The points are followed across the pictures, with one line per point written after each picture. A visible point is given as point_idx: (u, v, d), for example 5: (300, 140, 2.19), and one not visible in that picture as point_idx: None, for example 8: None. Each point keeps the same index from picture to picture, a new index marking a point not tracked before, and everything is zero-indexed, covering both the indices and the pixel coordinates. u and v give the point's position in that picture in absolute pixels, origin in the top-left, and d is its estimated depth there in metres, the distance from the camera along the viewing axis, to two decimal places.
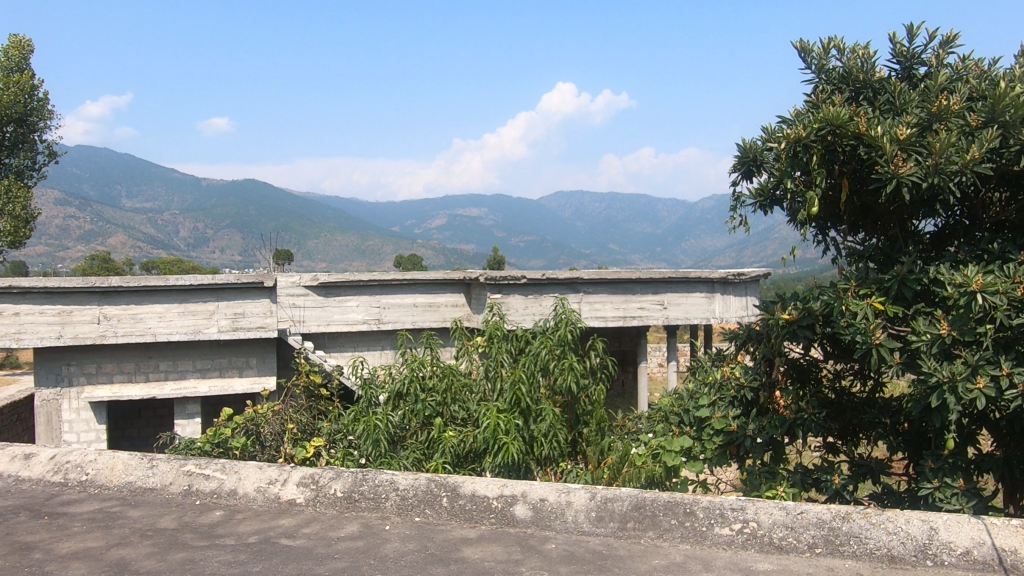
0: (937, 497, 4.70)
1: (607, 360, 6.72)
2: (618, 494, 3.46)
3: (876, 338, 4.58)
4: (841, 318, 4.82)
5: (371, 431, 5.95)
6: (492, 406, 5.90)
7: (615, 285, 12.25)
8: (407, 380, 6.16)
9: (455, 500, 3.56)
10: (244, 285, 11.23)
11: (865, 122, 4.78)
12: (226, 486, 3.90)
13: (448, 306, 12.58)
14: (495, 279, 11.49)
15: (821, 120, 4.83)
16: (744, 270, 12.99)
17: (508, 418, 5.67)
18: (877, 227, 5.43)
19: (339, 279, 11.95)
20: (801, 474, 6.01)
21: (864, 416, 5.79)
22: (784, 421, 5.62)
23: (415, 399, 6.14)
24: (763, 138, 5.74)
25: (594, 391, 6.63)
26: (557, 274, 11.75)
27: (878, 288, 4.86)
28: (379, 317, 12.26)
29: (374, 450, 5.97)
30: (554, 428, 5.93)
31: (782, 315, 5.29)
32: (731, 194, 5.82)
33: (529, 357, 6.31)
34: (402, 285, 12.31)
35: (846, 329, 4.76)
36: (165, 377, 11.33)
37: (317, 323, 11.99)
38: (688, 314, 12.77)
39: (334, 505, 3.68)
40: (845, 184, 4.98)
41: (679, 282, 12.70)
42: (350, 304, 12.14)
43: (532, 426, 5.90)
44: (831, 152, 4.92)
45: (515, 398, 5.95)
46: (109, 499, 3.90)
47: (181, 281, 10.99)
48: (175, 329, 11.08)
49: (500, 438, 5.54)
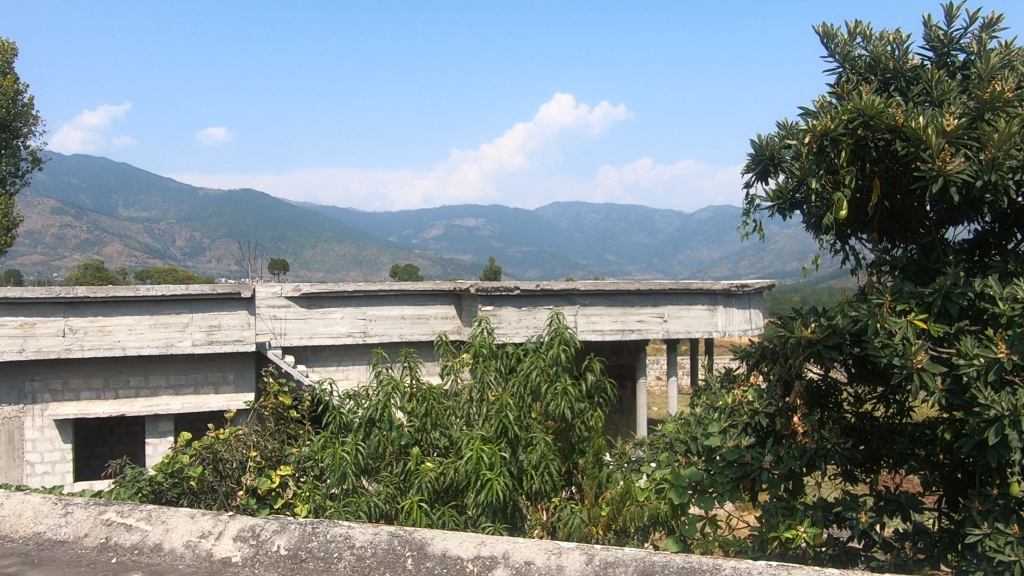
0: (989, 547, 4.07)
1: (605, 382, 6.05)
2: (620, 557, 2.82)
3: (917, 360, 3.98)
4: (875, 337, 4.18)
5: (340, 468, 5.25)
6: (474, 437, 5.20)
7: (613, 297, 11.63)
8: (381, 403, 5.47)
9: (421, 561, 2.91)
10: (221, 295, 10.68)
11: (902, 113, 4.19)
12: (150, 539, 3.22)
13: (437, 318, 11.99)
14: (486, 290, 10.83)
15: (852, 109, 4.24)
16: (748, 282, 12.41)
17: (492, 449, 5.01)
18: (909, 234, 4.85)
19: (322, 290, 11.30)
20: (821, 509, 5.34)
21: (894, 446, 5.18)
22: (804, 451, 5.00)
23: (390, 425, 5.47)
24: (781, 134, 5.16)
25: (590, 416, 5.89)
26: (552, 285, 11.16)
27: (917, 303, 4.24)
28: (365, 330, 11.62)
29: (342, 487, 5.28)
30: (545, 459, 5.28)
31: (803, 333, 4.70)
32: (744, 198, 5.24)
33: (518, 379, 5.66)
34: (388, 296, 11.70)
35: (881, 349, 4.15)
36: (136, 394, 10.65)
37: (299, 336, 11.30)
38: (689, 327, 12.14)
39: (275, 567, 3.02)
40: (877, 183, 4.38)
41: (680, 294, 12.08)
42: (334, 316, 11.49)
43: (521, 457, 5.26)
44: (862, 147, 4.33)
45: (501, 427, 5.25)
46: (9, 557, 3.24)
47: (152, 291, 10.35)
48: (146, 342, 10.42)
49: (484, 475, 4.85)
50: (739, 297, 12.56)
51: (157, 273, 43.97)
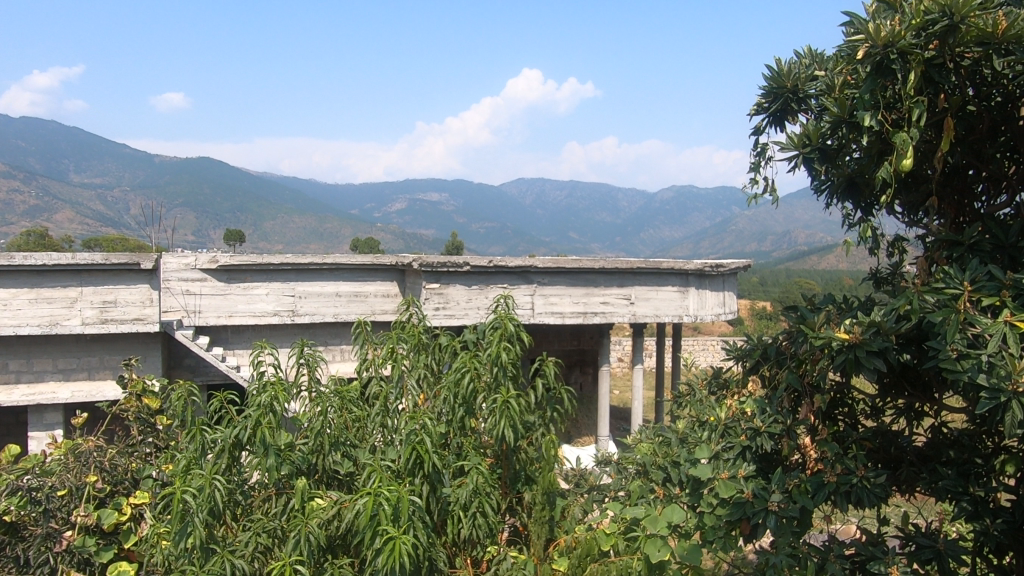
0: None
1: (562, 390, 4.56)
2: None
3: (1019, 382, 2.69)
4: (952, 345, 2.91)
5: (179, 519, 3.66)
6: (376, 471, 3.78)
7: (575, 275, 10.30)
8: (255, 416, 3.96)
9: None
10: (115, 266, 9.03)
11: (1006, 17, 2.87)
12: None
13: (377, 296, 10.53)
14: (431, 265, 9.41)
15: (930, 7, 2.90)
16: (723, 261, 11.17)
17: (401, 491, 3.54)
18: (969, 201, 3.63)
19: (243, 261, 9.75)
20: (837, 561, 4.09)
21: (938, 482, 3.95)
22: (821, 486, 3.83)
23: (265, 451, 3.93)
24: (806, 60, 4.32)
25: (540, 434, 4.44)
26: (506, 262, 9.80)
27: (1007, 294, 2.99)
28: (293, 308, 10.09)
29: (178, 546, 3.66)
30: (480, 496, 3.93)
31: (838, 333, 3.35)
32: (783, 142, 3.99)
33: (445, 385, 4.24)
34: (321, 270, 10.21)
35: (958, 363, 2.90)
36: (16, 380, 8.91)
37: (216, 315, 9.72)
38: (658, 311, 10.87)
39: None
40: (952, 120, 3.07)
41: (648, 273, 10.79)
42: (258, 292, 9.92)
43: (445, 492, 3.89)
44: (936, 68, 3.02)
45: (414, 457, 3.79)
46: None
47: (31, 259, 8.66)
48: (25, 321, 8.70)
49: (384, 532, 3.39)
50: (713, 278, 11.32)
51: (105, 242, 42.03)
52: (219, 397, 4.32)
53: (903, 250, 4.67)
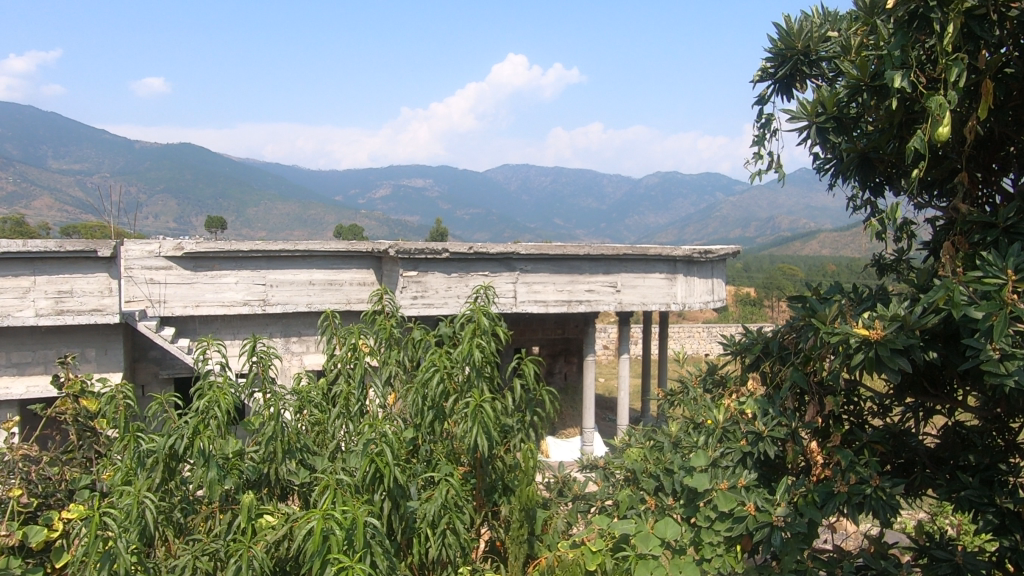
0: None
1: (543, 390, 4.15)
2: None
3: None
4: (995, 342, 2.49)
5: (104, 542, 3.21)
6: (332, 486, 3.32)
7: (559, 262, 9.86)
8: (195, 424, 3.49)
9: None
10: (71, 254, 8.45)
11: None
12: None
13: (352, 285, 10.03)
14: (408, 252, 8.92)
15: None
16: (712, 247, 10.78)
17: (357, 512, 3.09)
18: (998, 179, 3.22)
19: (210, 248, 9.22)
20: None
21: (958, 491, 3.56)
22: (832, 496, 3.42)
23: (204, 464, 3.45)
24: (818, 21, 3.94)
25: (519, 441, 4.03)
26: (487, 249, 9.32)
27: None
28: (264, 297, 9.57)
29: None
30: (449, 511, 3.50)
31: (860, 329, 2.93)
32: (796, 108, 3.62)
33: (412, 386, 3.78)
34: (294, 257, 9.69)
35: (1001, 365, 2.52)
36: None
37: (182, 305, 9.18)
38: (645, 299, 10.46)
39: None
40: (995, 82, 2.65)
41: (635, 260, 10.37)
42: (227, 280, 9.39)
43: (410, 508, 3.45)
44: (976, 20, 2.66)
45: (373, 471, 3.33)
46: None
47: None
48: None
49: (337, 560, 2.95)
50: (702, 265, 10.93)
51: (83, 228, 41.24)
52: (161, 398, 3.82)
53: (914, 235, 4.27)
